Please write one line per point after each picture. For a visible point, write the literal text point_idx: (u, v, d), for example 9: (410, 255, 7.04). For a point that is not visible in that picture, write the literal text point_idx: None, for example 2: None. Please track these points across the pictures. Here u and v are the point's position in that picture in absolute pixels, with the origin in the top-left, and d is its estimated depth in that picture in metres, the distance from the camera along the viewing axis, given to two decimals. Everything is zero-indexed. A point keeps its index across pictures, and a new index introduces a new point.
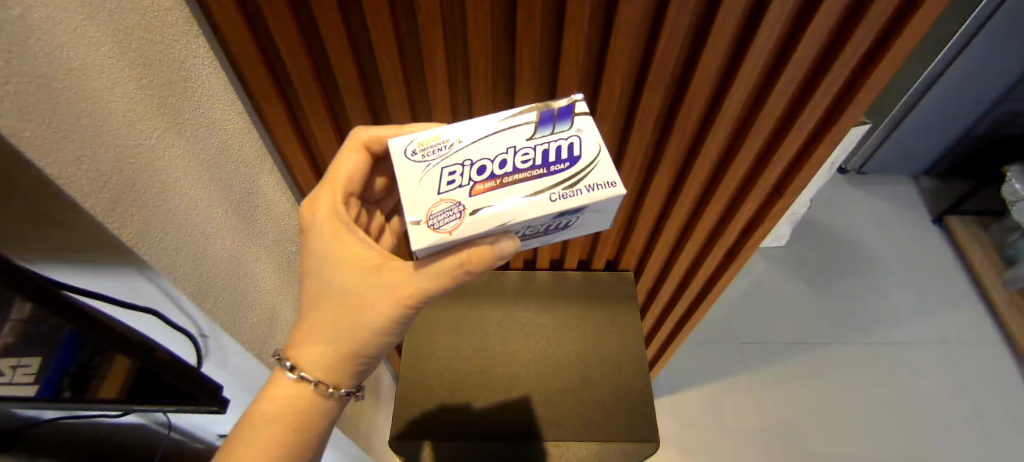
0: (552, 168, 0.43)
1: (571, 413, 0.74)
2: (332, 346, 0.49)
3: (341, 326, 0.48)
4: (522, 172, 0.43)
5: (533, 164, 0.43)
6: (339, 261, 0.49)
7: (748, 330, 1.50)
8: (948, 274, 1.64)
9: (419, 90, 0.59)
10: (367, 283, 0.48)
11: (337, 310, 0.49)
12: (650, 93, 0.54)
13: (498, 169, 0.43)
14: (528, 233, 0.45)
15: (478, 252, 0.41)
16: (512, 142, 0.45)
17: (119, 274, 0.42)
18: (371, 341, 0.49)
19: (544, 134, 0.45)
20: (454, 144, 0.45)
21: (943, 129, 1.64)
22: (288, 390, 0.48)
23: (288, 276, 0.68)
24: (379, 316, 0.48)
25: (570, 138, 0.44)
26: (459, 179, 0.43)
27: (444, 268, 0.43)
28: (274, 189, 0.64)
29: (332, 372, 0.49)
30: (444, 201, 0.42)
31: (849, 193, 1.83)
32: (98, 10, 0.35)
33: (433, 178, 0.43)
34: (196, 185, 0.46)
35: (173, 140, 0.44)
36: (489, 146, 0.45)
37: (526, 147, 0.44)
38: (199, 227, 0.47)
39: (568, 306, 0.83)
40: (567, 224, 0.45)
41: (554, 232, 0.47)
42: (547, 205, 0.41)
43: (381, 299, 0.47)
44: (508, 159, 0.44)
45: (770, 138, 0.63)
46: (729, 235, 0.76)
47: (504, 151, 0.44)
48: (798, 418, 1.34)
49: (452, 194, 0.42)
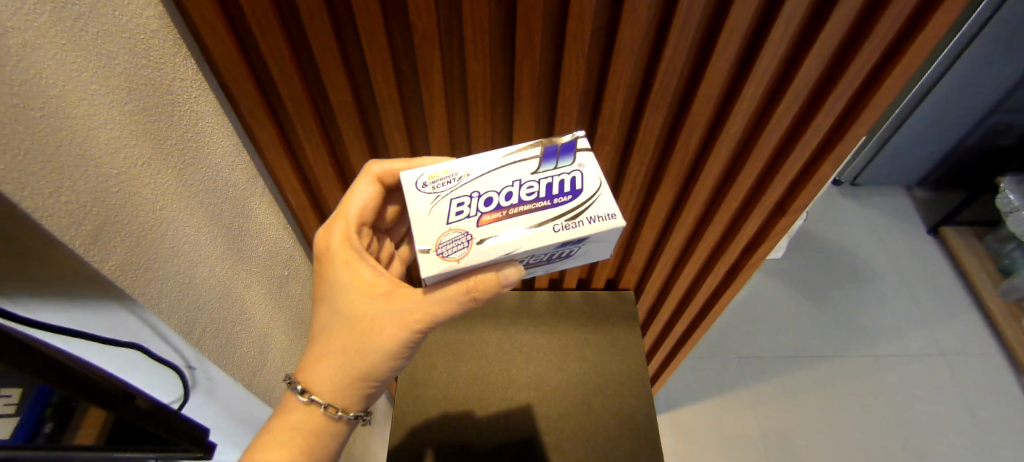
0: (556, 201, 0.41)
1: (574, 438, 0.71)
2: (342, 369, 0.47)
3: (348, 352, 0.46)
4: (527, 204, 0.42)
5: (537, 196, 0.42)
6: (348, 288, 0.47)
7: (747, 344, 1.48)
8: (945, 284, 1.64)
9: (416, 112, 0.57)
10: (376, 309, 0.46)
11: (345, 336, 0.47)
12: (653, 113, 0.54)
13: (504, 200, 0.42)
14: (532, 261, 0.44)
15: (484, 279, 0.40)
16: (518, 176, 0.43)
17: (103, 309, 0.40)
18: (381, 368, 0.47)
19: (547, 169, 0.44)
20: (462, 178, 0.44)
21: (936, 140, 1.66)
22: (294, 413, 0.46)
23: (280, 302, 0.65)
24: (386, 341, 0.46)
25: (572, 174, 0.43)
26: (467, 210, 0.42)
27: (450, 295, 0.41)
28: (267, 212, 0.61)
29: (342, 394, 0.47)
30: (452, 230, 0.41)
31: (843, 205, 1.85)
32: (79, 35, 0.34)
33: (442, 209, 0.42)
34: (182, 210, 0.45)
35: (161, 165, 0.42)
36: (496, 179, 0.44)
37: (530, 181, 0.43)
38: (187, 253, 0.45)
39: (569, 327, 0.81)
40: (570, 254, 0.44)
41: (557, 260, 0.45)
42: (550, 236, 0.40)
43: (388, 323, 0.45)
44: (514, 191, 0.43)
45: (773, 156, 0.62)
46: (731, 255, 0.75)
47: (509, 183, 0.43)
48: (799, 433, 1.31)
49: (460, 224, 0.41)
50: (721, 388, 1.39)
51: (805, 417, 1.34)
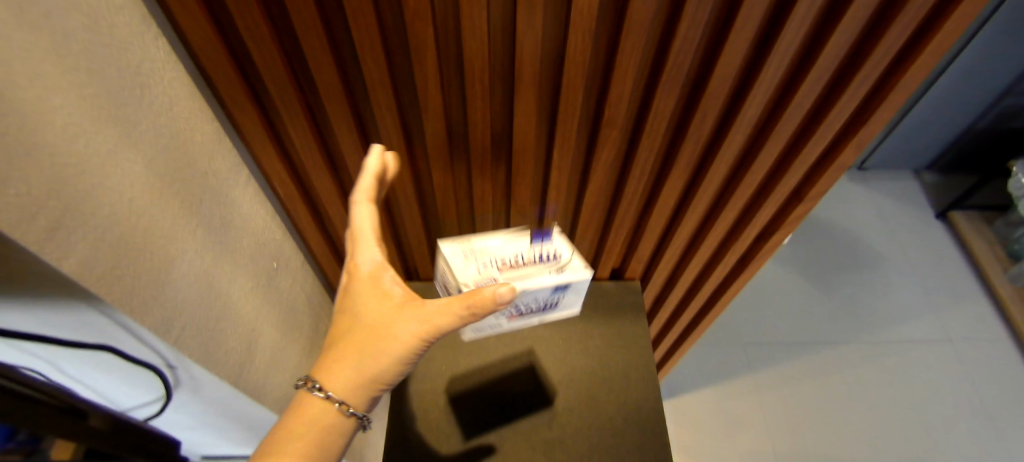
0: (543, 261, 0.55)
1: (579, 435, 0.68)
2: (360, 368, 0.45)
3: (367, 352, 0.45)
4: (525, 260, 0.55)
5: (532, 256, 0.55)
6: (368, 298, 0.48)
7: (752, 331, 1.46)
8: (953, 270, 1.61)
9: (409, 95, 0.53)
10: (397, 315, 0.46)
11: (363, 339, 0.46)
12: (664, 95, 0.50)
13: (511, 261, 0.54)
14: (532, 309, 0.57)
15: (482, 298, 0.43)
16: (518, 250, 0.56)
17: (69, 310, 0.37)
18: (397, 367, 0.46)
19: (537, 246, 0.56)
20: (480, 247, 0.56)
21: (946, 123, 1.63)
22: (310, 408, 0.43)
23: (270, 296, 0.62)
24: (403, 344, 0.45)
25: (554, 251, 0.56)
26: (485, 271, 0.53)
27: (453, 312, 0.45)
28: (253, 202, 0.58)
29: (357, 392, 0.45)
30: (479, 277, 0.52)
31: (851, 189, 1.81)
32: (29, 8, 0.30)
33: (468, 269, 0.53)
34: (152, 201, 0.41)
35: (129, 153, 0.39)
36: (504, 250, 0.55)
37: (527, 254, 0.55)
38: (160, 248, 0.42)
39: (574, 318, 0.78)
40: (558, 303, 0.58)
41: (549, 309, 0.59)
42: (544, 279, 0.53)
43: (408, 329, 0.45)
44: (517, 257, 0.55)
45: (791, 140, 0.58)
46: (743, 244, 0.71)
47: (513, 253, 0.55)
48: (804, 420, 1.30)
49: (484, 278, 0.52)
50: (724, 376, 1.37)
51: (810, 405, 1.32)
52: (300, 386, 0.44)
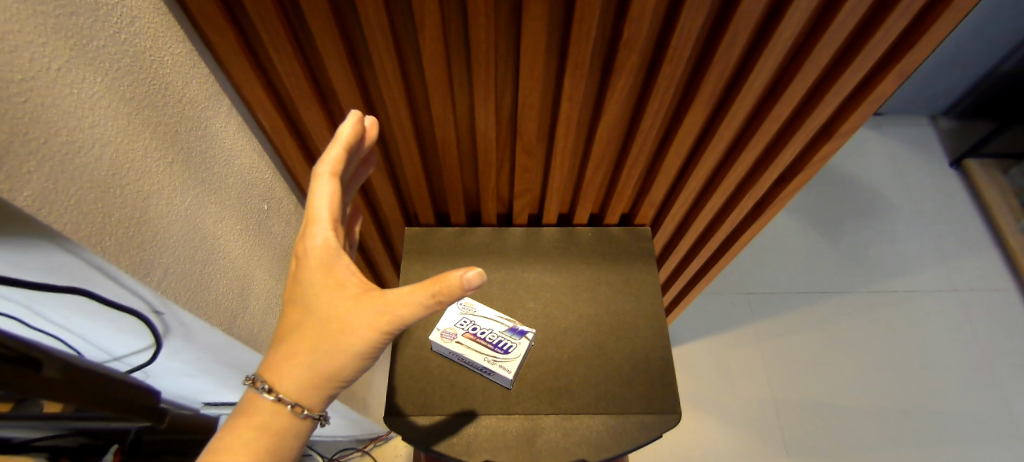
0: (498, 349, 0.67)
1: (584, 383, 0.67)
2: (312, 367, 0.43)
3: (321, 350, 0.43)
4: (483, 342, 0.67)
5: (491, 344, 0.67)
6: (320, 289, 0.44)
7: (756, 281, 1.45)
8: (963, 219, 1.58)
9: (403, 14, 0.47)
10: (352, 309, 0.44)
11: (317, 335, 0.43)
12: (691, 15, 0.44)
13: (479, 333, 0.68)
14: (484, 350, 0.67)
15: (448, 283, 0.40)
16: (496, 328, 0.68)
17: (33, 248, 0.34)
18: (353, 364, 0.44)
19: (510, 336, 0.68)
20: (459, 330, 0.68)
21: (971, 63, 1.54)
22: (261, 410, 0.42)
23: (261, 239, 0.59)
24: (361, 340, 0.43)
25: (514, 345, 0.67)
26: (464, 326, 0.68)
27: (416, 298, 0.42)
28: (238, 137, 0.53)
29: (309, 392, 0.43)
30: (451, 327, 0.68)
31: (866, 136, 1.74)
32: None
33: (452, 320, 0.69)
34: (121, 130, 0.37)
35: (87, 72, 0.34)
36: (487, 322, 0.69)
37: (499, 334, 0.68)
38: (131, 184, 0.38)
39: (580, 265, 0.76)
40: (506, 352, 0.67)
41: (495, 359, 0.66)
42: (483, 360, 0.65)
43: (364, 324, 0.43)
44: (488, 333, 0.68)
45: (825, 71, 0.53)
46: (761, 187, 0.68)
47: (490, 329, 0.68)
48: (803, 366, 1.32)
49: (454, 328, 0.68)
50: (724, 325, 1.38)
51: (810, 352, 1.34)
52: (248, 386, 0.43)
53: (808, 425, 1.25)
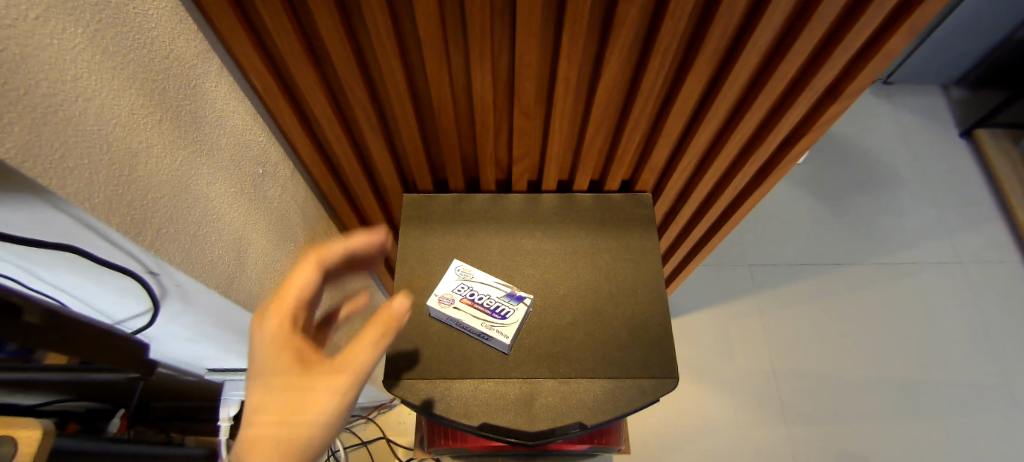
0: (497, 314, 0.67)
1: (582, 347, 0.68)
2: (284, 438, 0.43)
3: (289, 422, 0.44)
4: (481, 308, 0.67)
5: (490, 309, 0.67)
6: (275, 368, 0.46)
7: (758, 252, 1.45)
8: (971, 190, 1.55)
9: None
10: (313, 375, 0.46)
11: (279, 409, 0.44)
12: None
13: (477, 298, 0.68)
14: (480, 312, 0.67)
15: (390, 312, 0.53)
16: (494, 292, 0.68)
17: (22, 203, 0.33)
18: (324, 427, 0.45)
19: (507, 300, 0.68)
20: (456, 295, 0.68)
21: (988, 29, 1.49)
22: None
23: (258, 203, 0.59)
24: (327, 397, 0.46)
25: (512, 310, 0.67)
26: (461, 292, 0.69)
27: (368, 341, 0.50)
28: (229, 97, 0.52)
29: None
30: (449, 293, 0.68)
31: (875, 105, 1.70)
32: None
33: (450, 285, 0.69)
34: (106, 85, 0.36)
35: (67, 20, 0.32)
36: (484, 287, 0.69)
37: (496, 299, 0.68)
38: (116, 141, 0.37)
39: (579, 231, 0.75)
40: (504, 316, 0.67)
41: (491, 323, 0.66)
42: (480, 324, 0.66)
43: (325, 383, 0.46)
44: (485, 298, 0.68)
45: (834, 28, 0.51)
46: (765, 151, 0.66)
47: (488, 294, 0.68)
48: (802, 337, 1.33)
49: (452, 294, 0.68)
50: (724, 296, 1.38)
51: (809, 323, 1.35)
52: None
53: (807, 394, 1.27)
